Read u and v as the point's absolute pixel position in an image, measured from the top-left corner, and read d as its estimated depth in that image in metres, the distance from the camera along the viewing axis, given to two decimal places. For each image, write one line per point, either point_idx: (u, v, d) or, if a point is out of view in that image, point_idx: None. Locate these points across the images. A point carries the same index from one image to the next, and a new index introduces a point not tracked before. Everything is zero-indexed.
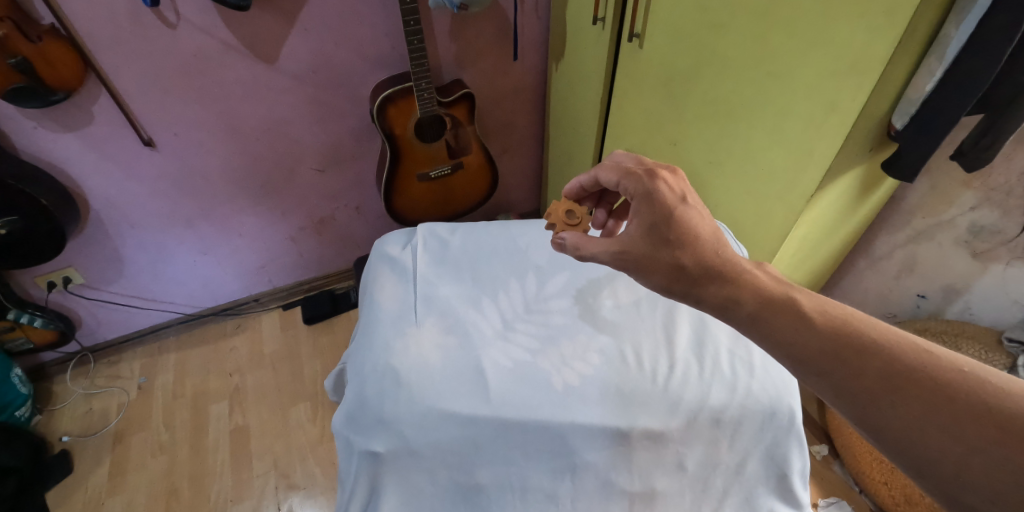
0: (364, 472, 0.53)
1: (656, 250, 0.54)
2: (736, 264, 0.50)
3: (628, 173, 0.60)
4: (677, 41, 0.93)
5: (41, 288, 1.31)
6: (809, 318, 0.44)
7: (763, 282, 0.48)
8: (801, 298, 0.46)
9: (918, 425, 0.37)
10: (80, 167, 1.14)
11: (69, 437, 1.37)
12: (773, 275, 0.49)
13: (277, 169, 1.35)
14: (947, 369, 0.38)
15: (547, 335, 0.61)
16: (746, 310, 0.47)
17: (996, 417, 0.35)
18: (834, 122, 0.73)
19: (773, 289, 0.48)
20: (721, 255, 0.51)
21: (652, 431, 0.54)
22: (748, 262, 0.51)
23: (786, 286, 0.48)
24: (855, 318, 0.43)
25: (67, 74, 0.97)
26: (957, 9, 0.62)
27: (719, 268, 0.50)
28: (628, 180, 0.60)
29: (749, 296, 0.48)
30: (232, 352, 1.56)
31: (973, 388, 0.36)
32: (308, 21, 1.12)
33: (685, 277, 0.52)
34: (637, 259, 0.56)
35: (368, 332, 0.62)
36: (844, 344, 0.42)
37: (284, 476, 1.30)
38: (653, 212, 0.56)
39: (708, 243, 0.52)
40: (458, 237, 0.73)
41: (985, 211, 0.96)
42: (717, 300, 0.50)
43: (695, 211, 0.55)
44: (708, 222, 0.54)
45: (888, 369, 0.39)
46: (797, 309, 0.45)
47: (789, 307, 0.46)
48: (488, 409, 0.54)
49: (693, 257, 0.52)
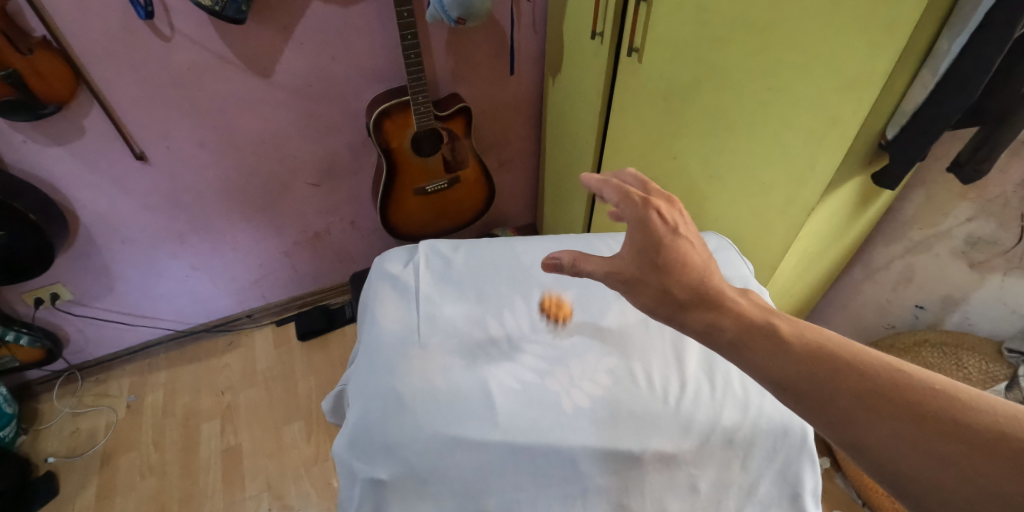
0: (368, 499, 0.52)
1: (644, 274, 0.52)
2: (720, 289, 0.49)
3: (626, 195, 0.57)
4: (676, 56, 0.94)
5: (27, 304, 1.28)
6: (787, 343, 0.43)
7: (744, 308, 0.47)
8: (780, 323, 0.45)
9: (894, 445, 0.37)
10: (71, 182, 1.12)
11: (55, 458, 1.33)
12: (755, 302, 0.48)
13: (272, 184, 1.34)
14: (921, 387, 0.38)
15: (554, 355, 0.60)
16: (724, 336, 0.46)
17: (968, 433, 0.35)
18: (835, 136, 0.73)
19: (753, 313, 0.47)
20: (705, 283, 0.50)
21: (664, 453, 0.53)
22: (732, 288, 0.50)
23: (765, 310, 0.47)
24: (833, 342, 0.43)
25: (57, 86, 0.95)
26: (950, 23, 0.62)
27: (704, 295, 0.49)
28: (626, 206, 0.56)
29: (729, 321, 0.47)
30: (224, 369, 1.53)
31: (946, 406, 0.37)
32: (305, 35, 1.11)
33: (671, 301, 0.50)
34: (624, 284, 0.53)
35: (370, 354, 0.60)
36: (819, 365, 0.41)
37: (278, 497, 1.26)
38: (644, 238, 0.54)
39: (695, 272, 0.51)
40: (462, 254, 0.72)
41: (981, 222, 0.97)
42: (701, 325, 0.48)
43: (687, 240, 0.54)
44: (699, 251, 0.53)
45: (861, 388, 0.39)
46: (776, 334, 0.44)
47: (768, 332, 0.44)
48: (497, 433, 0.52)
49: (681, 282, 0.51)
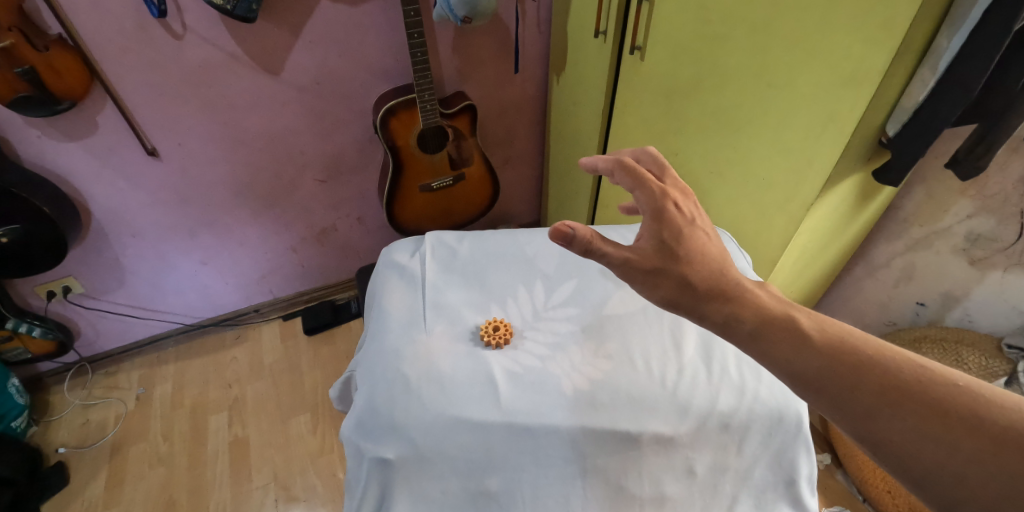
0: (374, 478, 0.53)
1: (662, 264, 0.51)
2: (738, 281, 0.48)
3: (642, 183, 0.55)
4: (678, 53, 0.95)
5: (40, 297, 1.30)
6: (807, 336, 0.43)
7: (763, 299, 0.47)
8: (800, 316, 0.45)
9: (915, 441, 0.36)
10: (84, 177, 1.14)
11: (65, 449, 1.35)
12: (774, 295, 0.48)
13: (280, 180, 1.36)
14: (946, 385, 0.37)
15: (556, 341, 0.62)
16: (742, 327, 0.45)
17: (993, 432, 0.34)
18: (833, 132, 0.74)
19: (771, 305, 0.46)
20: (723, 273, 0.49)
21: (662, 435, 0.54)
22: (750, 281, 0.49)
23: (784, 303, 0.47)
24: (850, 336, 0.42)
25: (72, 83, 0.97)
26: (949, 21, 0.63)
27: (722, 286, 0.48)
28: (642, 193, 0.55)
29: (749, 314, 0.46)
30: (232, 363, 1.55)
31: (971, 403, 0.36)
32: (313, 33, 1.14)
33: (689, 291, 0.49)
34: (642, 274, 0.51)
35: (378, 340, 0.62)
36: (837, 359, 0.41)
37: (284, 488, 1.28)
38: (661, 229, 0.52)
39: (713, 262, 0.50)
40: (466, 244, 0.73)
41: (981, 219, 0.98)
42: (719, 317, 0.47)
43: (703, 232, 0.53)
44: (715, 243, 0.52)
45: (883, 384, 0.39)
46: (794, 327, 0.44)
47: (787, 324, 0.44)
48: (499, 414, 0.54)
49: (698, 271, 0.49)
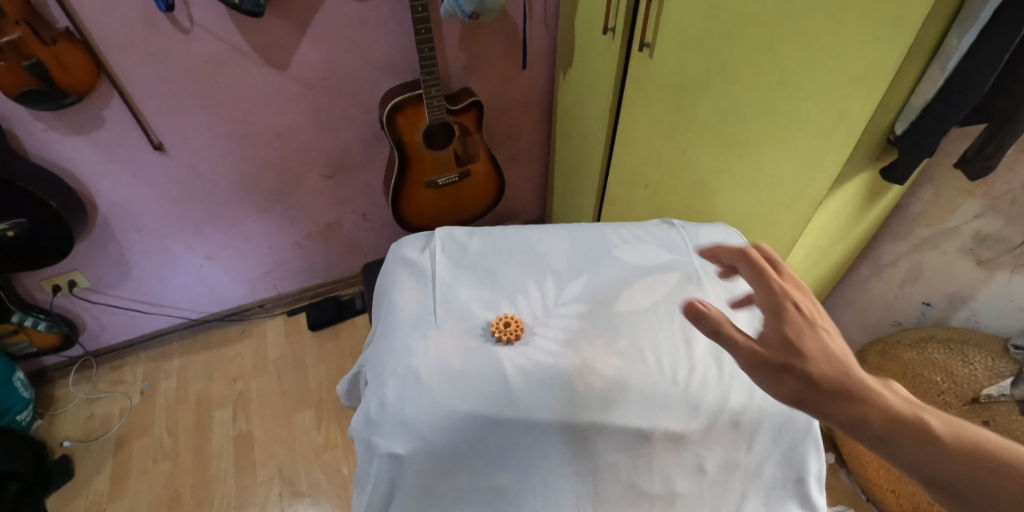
0: (384, 474, 0.53)
1: (778, 360, 0.44)
2: (860, 376, 0.42)
3: (763, 276, 0.49)
4: (687, 51, 0.95)
5: (45, 291, 1.31)
6: (952, 447, 0.37)
7: (892, 399, 0.40)
8: (936, 421, 0.38)
9: None
10: (90, 171, 1.14)
11: (70, 442, 1.36)
12: (902, 393, 0.41)
13: (286, 175, 1.36)
14: None
15: (567, 337, 0.61)
16: (873, 434, 0.39)
17: None
18: (843, 131, 0.74)
19: (899, 404, 0.40)
20: (844, 368, 0.42)
21: (672, 432, 0.54)
22: (874, 376, 0.42)
23: (914, 402, 0.40)
24: (1002, 451, 0.36)
25: (79, 76, 0.97)
26: (959, 20, 0.63)
27: (843, 383, 0.41)
28: (762, 287, 0.49)
29: (877, 417, 0.39)
30: (236, 358, 1.55)
31: None
32: (320, 28, 1.13)
33: (811, 390, 0.42)
34: (768, 371, 0.44)
35: (388, 335, 0.63)
36: (995, 478, 0.35)
37: (289, 484, 1.29)
38: (779, 323, 0.46)
39: (834, 357, 0.43)
40: (476, 240, 0.73)
41: (989, 219, 0.97)
42: (845, 420, 0.41)
43: (829, 329, 0.46)
44: (838, 338, 0.45)
45: None
46: (932, 437, 0.37)
47: (924, 431, 0.38)
48: (511, 411, 0.54)
49: (819, 368, 0.43)
